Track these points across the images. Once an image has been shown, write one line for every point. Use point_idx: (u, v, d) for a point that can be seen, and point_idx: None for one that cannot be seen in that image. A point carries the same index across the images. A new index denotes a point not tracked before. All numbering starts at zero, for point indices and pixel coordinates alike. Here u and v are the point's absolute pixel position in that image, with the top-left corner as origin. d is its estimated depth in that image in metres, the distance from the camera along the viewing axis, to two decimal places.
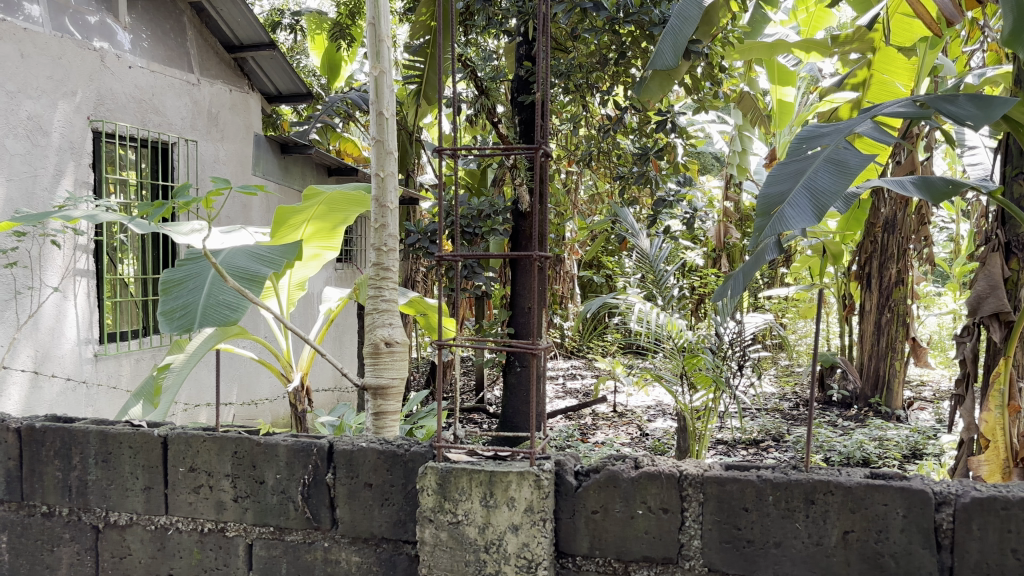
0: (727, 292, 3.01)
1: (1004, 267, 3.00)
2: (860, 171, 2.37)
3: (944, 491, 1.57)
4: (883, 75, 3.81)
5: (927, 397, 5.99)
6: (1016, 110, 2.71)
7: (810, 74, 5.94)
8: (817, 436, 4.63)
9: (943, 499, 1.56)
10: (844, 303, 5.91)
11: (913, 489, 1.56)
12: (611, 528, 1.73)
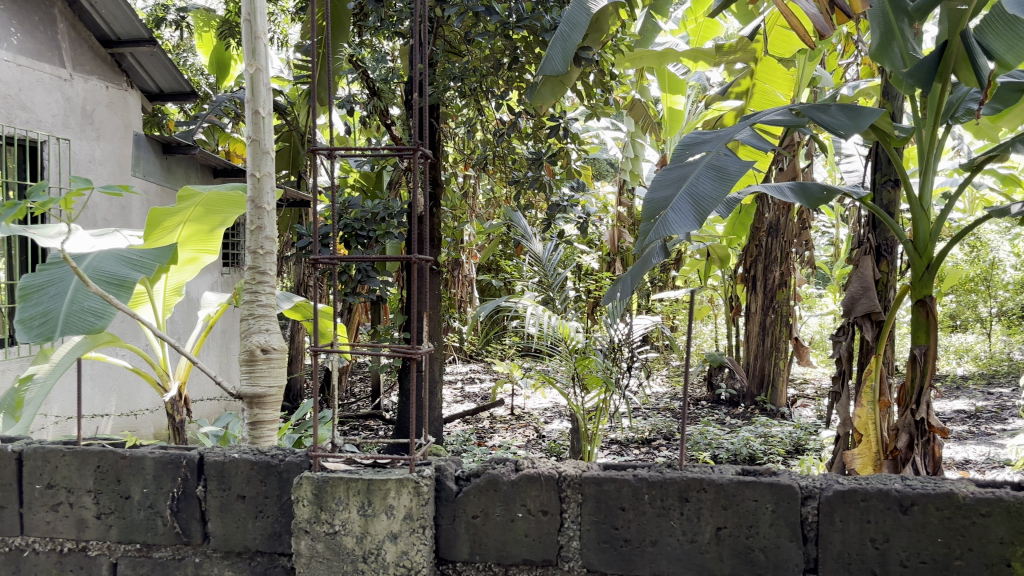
0: (616, 294, 3.06)
1: (874, 269, 3.16)
2: (739, 177, 2.46)
3: (809, 485, 1.67)
4: (765, 84, 3.98)
5: (810, 394, 6.24)
6: (883, 119, 2.85)
7: (699, 83, 6.10)
8: (705, 433, 4.76)
9: (808, 493, 1.66)
10: (731, 304, 6.11)
11: (781, 485, 1.65)
12: (491, 532, 1.76)
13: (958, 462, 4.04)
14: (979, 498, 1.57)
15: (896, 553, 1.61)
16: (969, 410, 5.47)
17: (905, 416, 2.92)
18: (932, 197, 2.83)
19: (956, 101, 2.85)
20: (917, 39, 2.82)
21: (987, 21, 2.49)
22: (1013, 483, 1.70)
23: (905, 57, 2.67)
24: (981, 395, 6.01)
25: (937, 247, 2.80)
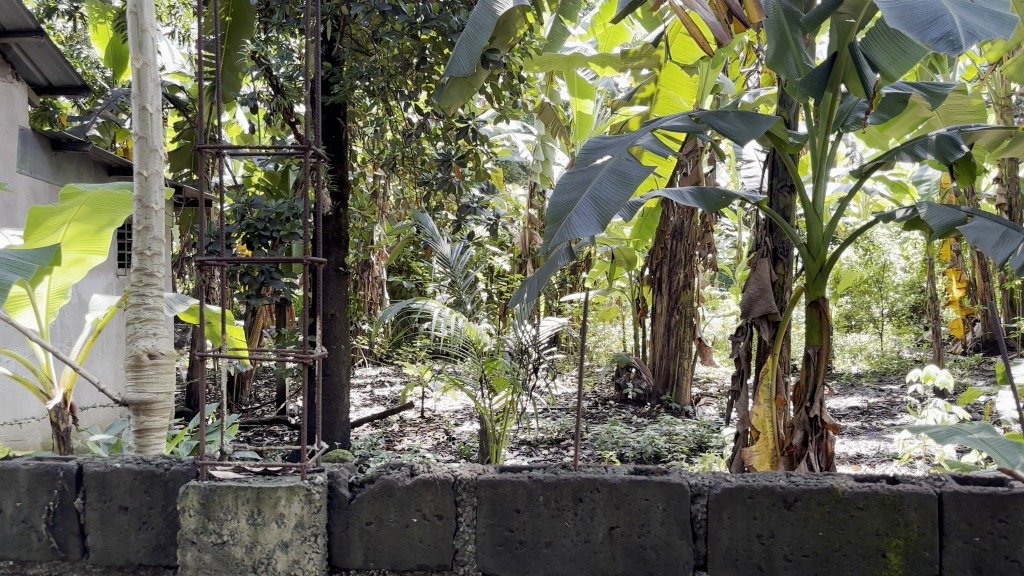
0: (523, 297, 3.05)
1: (771, 271, 3.26)
2: (641, 182, 2.51)
3: (698, 484, 1.90)
4: (668, 90, 4.08)
5: (712, 393, 6.42)
6: (778, 127, 2.94)
7: (608, 88, 6.19)
8: (613, 432, 4.82)
9: (698, 492, 1.89)
10: (638, 306, 6.20)
11: (671, 484, 1.87)
12: (384, 538, 1.92)
13: (850, 456, 4.21)
14: (858, 492, 1.82)
15: (781, 548, 1.85)
16: (862, 407, 5.71)
17: (801, 413, 3.01)
18: (825, 202, 2.94)
19: (847, 109, 2.96)
20: (810, 51, 2.93)
21: (872, 34, 2.60)
22: (886, 475, 1.91)
23: (799, 66, 2.76)
24: (873, 392, 6.28)
25: (830, 250, 2.90)
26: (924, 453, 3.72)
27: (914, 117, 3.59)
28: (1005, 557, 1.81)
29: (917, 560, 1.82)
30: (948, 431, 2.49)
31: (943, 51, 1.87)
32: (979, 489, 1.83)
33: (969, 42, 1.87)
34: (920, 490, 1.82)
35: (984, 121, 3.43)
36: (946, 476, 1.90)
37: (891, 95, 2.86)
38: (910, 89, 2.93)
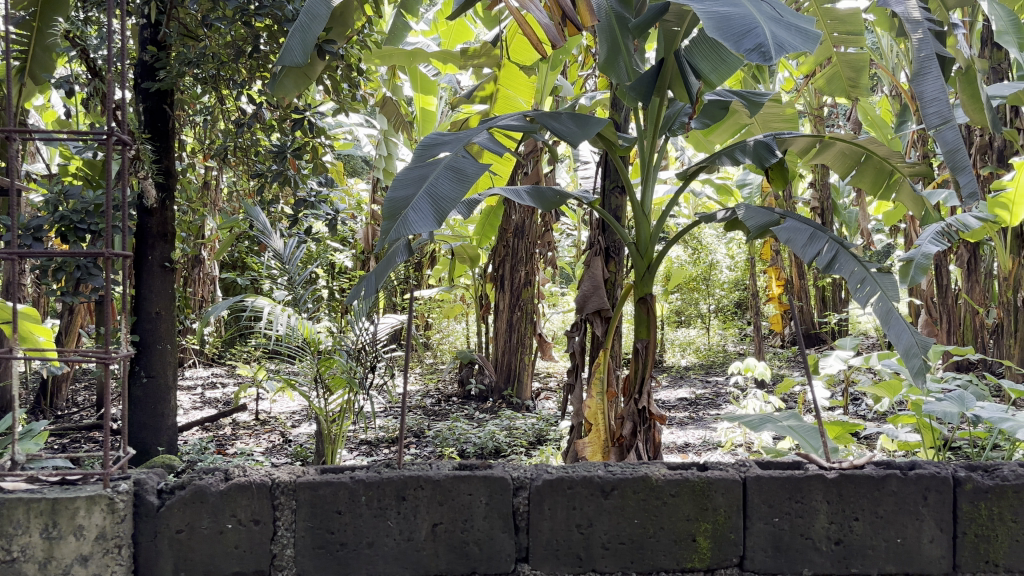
0: (360, 293, 2.98)
1: (603, 269, 3.37)
2: (477, 179, 2.52)
3: (521, 477, 1.94)
4: (507, 90, 4.10)
5: (552, 387, 6.56)
6: (608, 128, 3.04)
7: (450, 84, 6.19)
8: (454, 428, 4.81)
9: (520, 484, 1.93)
10: (481, 303, 6.24)
11: (494, 478, 1.91)
12: (197, 546, 1.87)
13: (679, 445, 4.40)
14: (670, 479, 1.91)
15: (599, 537, 1.92)
16: (689, 398, 6.00)
17: (630, 404, 3.13)
18: (652, 203, 3.06)
19: (673, 114, 3.09)
20: (638, 55, 3.04)
21: (694, 42, 2.69)
22: (696, 463, 2.02)
23: (629, 71, 2.85)
24: (700, 384, 6.61)
25: (657, 248, 3.02)
26: (744, 441, 3.95)
27: (735, 124, 3.82)
28: (800, 535, 1.94)
29: (723, 542, 1.93)
30: (761, 419, 2.64)
31: (755, 61, 1.99)
32: (778, 472, 1.96)
33: (778, 55, 2.00)
34: (727, 475, 1.94)
35: (796, 129, 3.68)
36: (749, 462, 2.02)
37: (713, 102, 3.00)
38: (731, 96, 3.09)
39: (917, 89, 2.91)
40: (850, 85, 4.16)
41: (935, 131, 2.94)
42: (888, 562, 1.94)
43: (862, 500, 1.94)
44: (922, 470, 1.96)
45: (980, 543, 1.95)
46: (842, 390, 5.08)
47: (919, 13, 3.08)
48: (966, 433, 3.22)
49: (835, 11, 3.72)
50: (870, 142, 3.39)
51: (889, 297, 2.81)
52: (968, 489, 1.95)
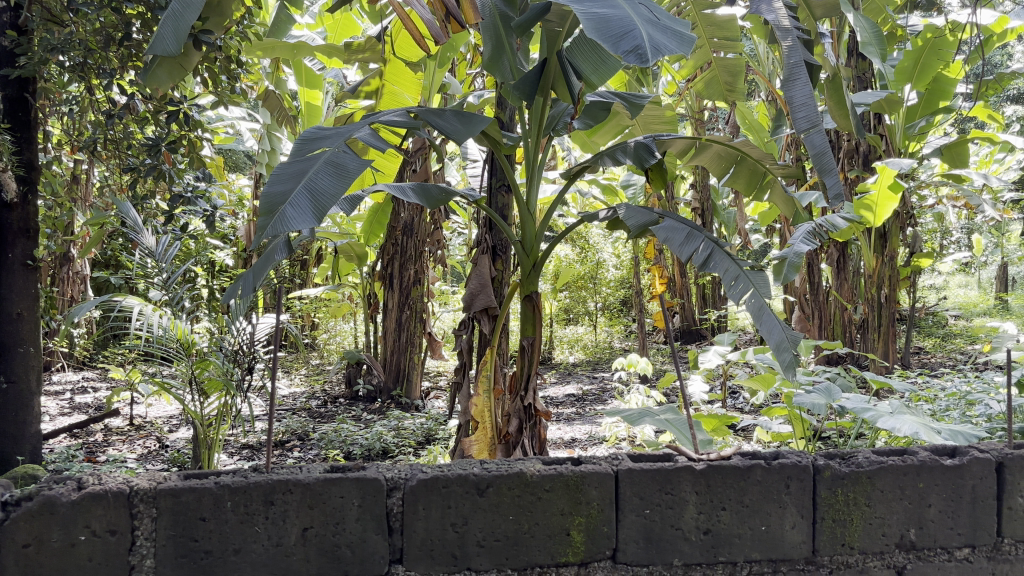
0: (235, 292, 2.88)
1: (490, 267, 3.37)
2: (357, 175, 2.48)
3: (395, 478, 1.92)
4: (394, 86, 4.05)
5: (441, 386, 6.54)
6: (494, 127, 3.04)
7: (336, 78, 6.08)
8: (340, 430, 4.72)
9: (393, 485, 1.91)
10: (369, 302, 6.14)
11: (367, 479, 1.88)
12: (47, 560, 1.76)
13: (565, 441, 4.45)
14: (544, 475, 1.92)
15: (473, 535, 1.91)
16: (577, 394, 6.09)
17: (515, 402, 3.16)
18: (536, 201, 3.08)
19: (557, 115, 3.13)
20: (522, 55, 3.05)
21: (577, 43, 2.72)
22: (571, 458, 2.05)
23: (513, 70, 2.86)
24: (587, 381, 6.72)
25: (542, 247, 3.05)
26: (628, 435, 4.04)
27: (617, 126, 3.91)
28: (670, 526, 1.99)
29: (597, 535, 1.96)
30: (640, 414, 2.70)
31: (633, 63, 2.03)
32: (650, 465, 2.00)
33: (654, 57, 2.05)
34: (600, 469, 1.97)
35: (675, 132, 3.79)
36: (622, 455, 2.06)
37: (595, 103, 3.05)
38: (613, 98, 3.15)
39: (787, 94, 3.01)
40: (727, 90, 4.31)
41: (804, 135, 3.06)
42: (753, 550, 2.01)
43: (728, 491, 2.00)
44: (785, 460, 2.04)
45: (837, 527, 2.04)
46: (721, 384, 5.26)
47: (788, 21, 3.19)
48: (833, 423, 3.39)
49: (713, 17, 3.85)
50: (745, 146, 3.52)
51: (760, 294, 2.92)
52: (827, 476, 2.04)
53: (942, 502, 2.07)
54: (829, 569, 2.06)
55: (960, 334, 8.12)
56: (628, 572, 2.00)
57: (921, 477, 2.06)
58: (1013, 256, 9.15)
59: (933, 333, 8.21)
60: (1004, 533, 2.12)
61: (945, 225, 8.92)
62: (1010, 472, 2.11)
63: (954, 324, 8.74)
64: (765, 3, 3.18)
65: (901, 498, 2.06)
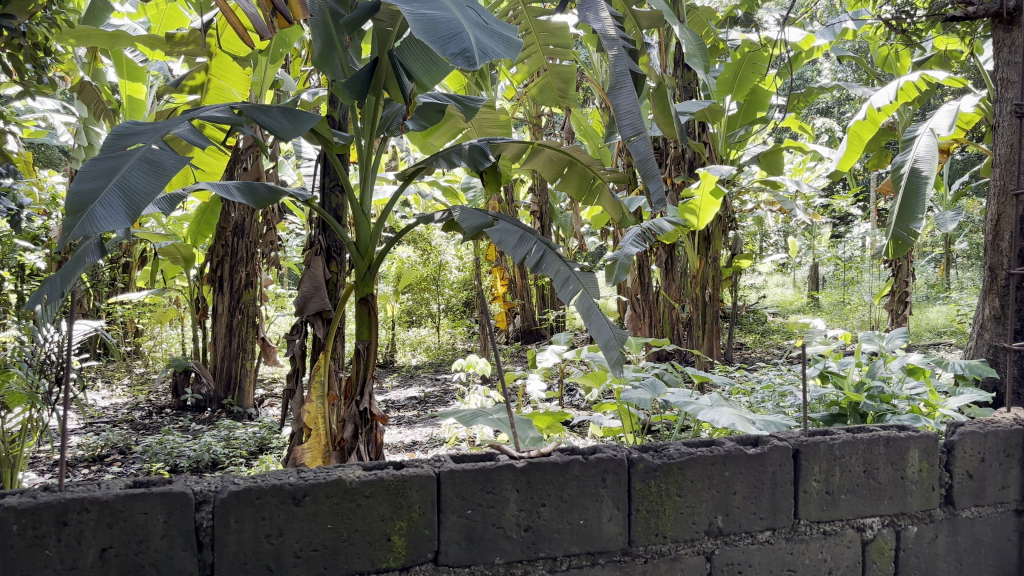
0: (41, 297, 2.65)
1: (324, 269, 3.29)
2: (174, 174, 2.36)
3: (204, 490, 1.81)
4: (219, 81, 3.89)
5: (278, 393, 6.34)
6: (323, 125, 2.97)
7: (160, 71, 5.77)
8: (164, 442, 4.47)
9: (202, 498, 1.80)
10: (197, 307, 5.79)
11: (173, 494, 1.76)
12: None
13: (406, 444, 4.42)
14: (363, 481, 1.87)
15: (289, 545, 1.83)
16: (418, 397, 6.05)
17: (350, 407, 3.09)
18: (370, 201, 3.02)
19: (390, 114, 3.09)
20: (353, 53, 3.00)
21: (407, 43, 2.70)
22: (392, 461, 2.00)
23: (344, 68, 2.80)
24: (429, 383, 6.70)
25: (377, 249, 3.01)
26: (467, 436, 4.05)
27: (453, 127, 3.91)
28: (492, 525, 1.97)
29: (417, 539, 1.92)
30: (473, 414, 2.71)
31: (460, 65, 2.04)
32: (470, 466, 1.98)
33: (482, 61, 2.07)
34: (420, 472, 1.93)
35: (509, 135, 3.84)
36: (444, 457, 2.03)
37: (428, 103, 3.03)
38: (446, 100, 3.15)
39: (613, 102, 3.11)
40: (560, 96, 4.41)
41: (628, 142, 3.17)
42: (572, 544, 2.03)
43: (547, 487, 2.01)
44: (601, 454, 2.07)
45: (650, 517, 2.09)
46: (558, 382, 5.38)
47: (614, 31, 3.31)
48: (660, 417, 3.52)
49: (547, 23, 3.93)
50: (576, 151, 3.61)
51: (589, 293, 3.02)
52: (640, 469, 2.09)
53: (746, 489, 2.17)
54: (644, 559, 2.10)
55: (777, 331, 8.70)
56: (449, 574, 1.96)
57: (726, 466, 2.15)
58: (824, 257, 9.90)
59: (754, 329, 8.76)
60: (801, 515, 2.23)
61: (764, 228, 9.52)
62: (806, 458, 2.22)
63: (772, 321, 9.35)
64: (593, 12, 3.31)
65: (709, 487, 2.14)
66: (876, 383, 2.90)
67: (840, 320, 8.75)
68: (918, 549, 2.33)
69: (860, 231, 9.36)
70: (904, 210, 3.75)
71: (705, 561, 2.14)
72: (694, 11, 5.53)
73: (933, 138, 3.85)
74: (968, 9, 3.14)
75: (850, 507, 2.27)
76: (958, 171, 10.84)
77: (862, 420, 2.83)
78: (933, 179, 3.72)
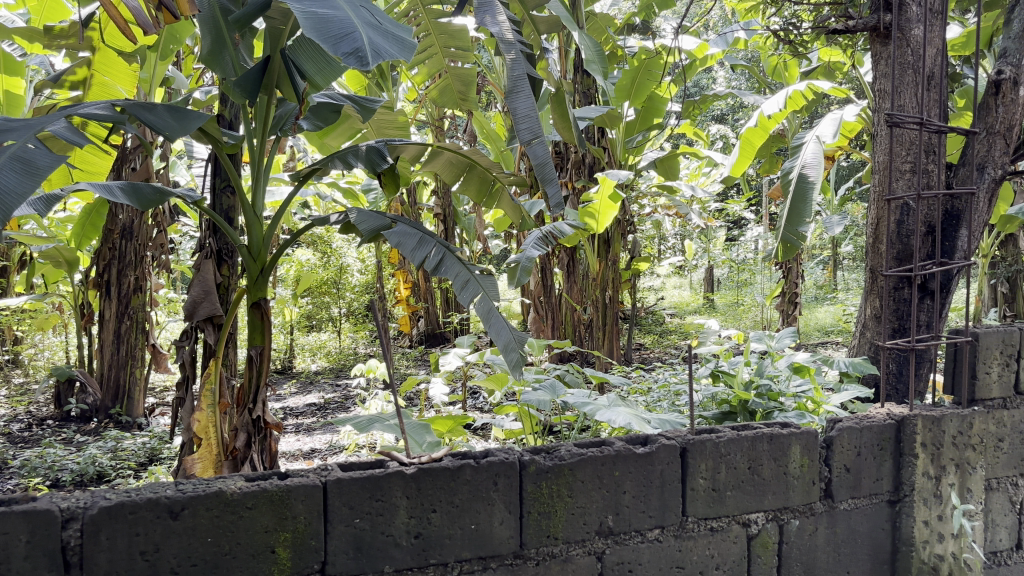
0: None
1: (215, 272, 3.19)
2: (48, 174, 2.24)
3: (71, 507, 1.71)
4: (104, 76, 3.71)
5: (170, 401, 6.11)
6: (212, 123, 2.87)
7: (41, 65, 5.47)
8: (45, 456, 4.24)
9: (70, 516, 1.70)
10: (82, 313, 5.54)
11: (37, 512, 1.66)
12: None
13: (304, 452, 4.33)
14: (246, 492, 1.81)
15: (166, 562, 1.76)
16: (318, 403, 5.94)
17: (243, 415, 2.99)
18: (262, 204, 2.94)
19: (283, 114, 3.01)
20: (244, 50, 2.92)
21: (300, 42, 2.64)
22: (277, 471, 1.94)
23: (234, 65, 2.72)
24: (329, 388, 6.58)
25: (270, 252, 2.94)
26: (367, 442, 4.00)
27: (350, 128, 3.85)
28: (381, 533, 1.94)
29: (303, 550, 1.88)
30: (369, 420, 2.65)
31: (353, 65, 2.01)
32: (359, 474, 1.94)
33: (375, 61, 2.04)
34: (306, 481, 1.88)
35: (407, 137, 3.81)
36: (331, 465, 1.98)
37: (323, 104, 2.97)
38: (342, 100, 3.10)
39: (512, 105, 3.12)
40: (460, 99, 4.40)
41: (527, 145, 3.18)
42: (463, 549, 2.02)
43: (438, 492, 1.99)
44: (493, 457, 2.07)
45: (542, 519, 2.10)
46: (461, 386, 5.37)
47: (511, 35, 3.31)
48: (559, 418, 3.55)
49: (447, 26, 3.91)
50: (475, 154, 3.61)
51: (488, 297, 3.01)
52: (532, 471, 2.09)
53: (635, 488, 2.20)
54: (536, 561, 2.10)
55: (675, 331, 8.93)
56: None
57: (616, 466, 2.18)
58: (718, 259, 10.22)
59: (652, 330, 8.96)
60: (688, 512, 2.28)
61: (662, 232, 9.75)
62: (693, 455, 2.27)
63: (670, 322, 9.58)
64: (490, 15, 3.30)
65: (599, 487, 2.16)
66: (764, 381, 3.00)
67: (734, 321, 9.04)
68: (800, 541, 2.42)
69: (753, 235, 9.70)
70: (792, 214, 3.89)
71: (596, 561, 2.16)
72: (593, 17, 5.61)
73: (819, 146, 4.00)
74: (849, 22, 3.28)
75: (736, 503, 2.34)
76: (842, 176, 11.36)
77: (752, 418, 2.93)
78: (819, 184, 3.87)
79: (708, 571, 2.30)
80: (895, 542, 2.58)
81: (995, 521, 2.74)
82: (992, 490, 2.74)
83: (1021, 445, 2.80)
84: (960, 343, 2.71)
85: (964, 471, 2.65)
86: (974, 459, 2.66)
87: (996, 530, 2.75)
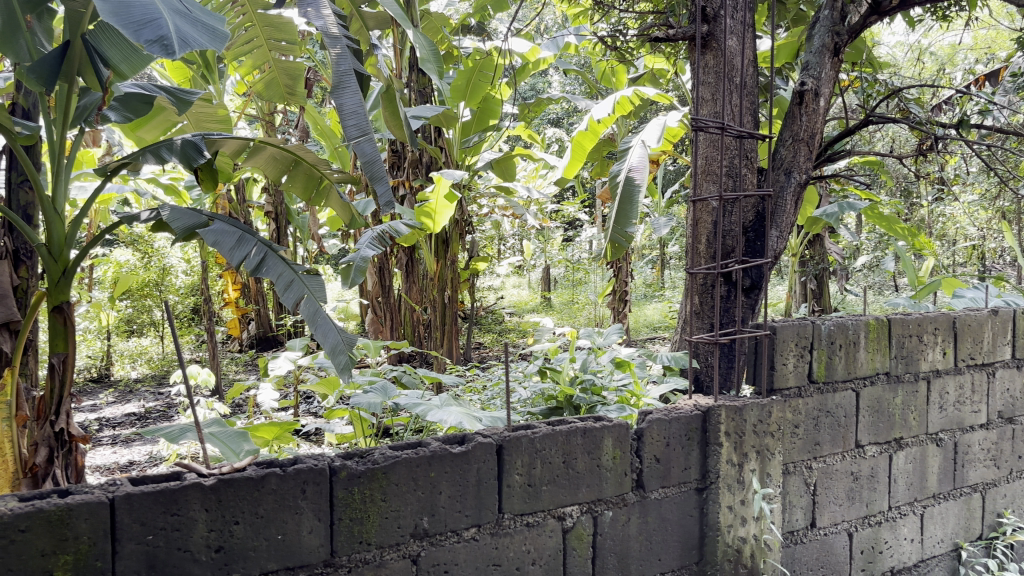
0: None
1: (12, 273, 2.93)
2: None
3: None
4: None
5: None
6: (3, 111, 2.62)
7: None
8: None
9: None
10: None
11: None
12: None
13: (120, 465, 4.06)
14: (18, 514, 1.66)
15: None
16: (137, 413, 5.59)
17: (44, 429, 2.76)
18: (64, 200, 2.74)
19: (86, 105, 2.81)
20: (42, 34, 2.68)
21: (104, 28, 2.46)
22: (57, 489, 1.80)
23: (26, 49, 2.49)
24: (150, 397, 6.22)
25: (72, 253, 2.75)
26: (188, 452, 3.80)
27: (164, 121, 3.65)
28: (176, 549, 1.84)
29: (87, 573, 1.74)
30: (180, 430, 2.51)
31: (157, 54, 1.88)
32: (152, 487, 1.83)
33: (181, 50, 1.93)
34: (90, 498, 1.75)
35: (227, 131, 3.64)
36: (121, 480, 1.85)
37: (132, 95, 2.79)
38: (155, 91, 2.92)
39: (337, 102, 3.04)
40: (287, 93, 4.25)
41: (354, 142, 3.11)
42: (269, 561, 1.95)
43: (241, 503, 1.91)
44: (301, 465, 2.00)
45: (354, 525, 2.05)
46: (292, 390, 5.21)
47: (336, 29, 3.23)
48: (389, 420, 3.51)
49: (271, 18, 3.77)
50: (299, 149, 3.49)
51: (312, 297, 2.93)
52: (343, 476, 2.04)
53: (451, 488, 2.20)
54: (347, 568, 2.06)
55: (512, 330, 9.05)
56: None
57: (431, 467, 2.17)
58: (555, 259, 10.45)
59: (490, 330, 9.05)
60: (505, 509, 2.30)
61: (501, 232, 9.87)
62: (509, 452, 2.29)
63: (508, 321, 9.72)
64: (314, 8, 3.21)
65: (414, 489, 2.14)
66: (588, 376, 3.08)
67: (569, 319, 9.28)
68: (613, 532, 2.50)
69: (587, 235, 10.00)
70: (619, 216, 4.01)
71: (411, 564, 2.14)
72: (428, 16, 5.58)
73: (644, 150, 4.13)
74: (669, 31, 3.42)
75: (551, 497, 2.38)
76: (670, 180, 11.90)
77: (577, 412, 3.00)
78: (644, 187, 4.01)
79: (525, 567, 2.33)
80: (702, 527, 2.72)
81: (792, 503, 2.94)
82: (789, 474, 2.93)
83: (815, 431, 3.01)
84: (760, 337, 2.88)
85: (763, 457, 2.82)
86: (772, 445, 2.85)
87: (793, 511, 2.95)
